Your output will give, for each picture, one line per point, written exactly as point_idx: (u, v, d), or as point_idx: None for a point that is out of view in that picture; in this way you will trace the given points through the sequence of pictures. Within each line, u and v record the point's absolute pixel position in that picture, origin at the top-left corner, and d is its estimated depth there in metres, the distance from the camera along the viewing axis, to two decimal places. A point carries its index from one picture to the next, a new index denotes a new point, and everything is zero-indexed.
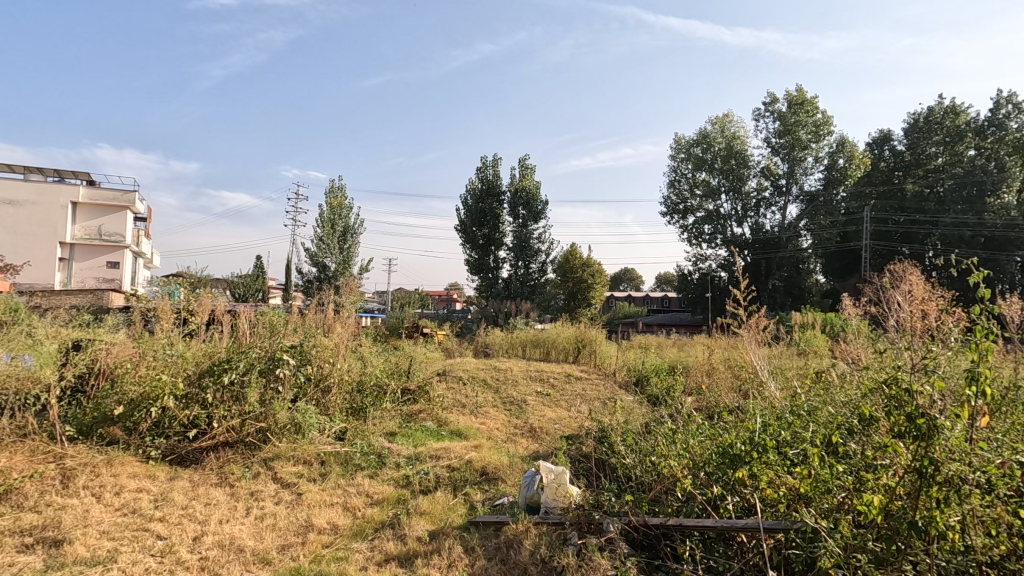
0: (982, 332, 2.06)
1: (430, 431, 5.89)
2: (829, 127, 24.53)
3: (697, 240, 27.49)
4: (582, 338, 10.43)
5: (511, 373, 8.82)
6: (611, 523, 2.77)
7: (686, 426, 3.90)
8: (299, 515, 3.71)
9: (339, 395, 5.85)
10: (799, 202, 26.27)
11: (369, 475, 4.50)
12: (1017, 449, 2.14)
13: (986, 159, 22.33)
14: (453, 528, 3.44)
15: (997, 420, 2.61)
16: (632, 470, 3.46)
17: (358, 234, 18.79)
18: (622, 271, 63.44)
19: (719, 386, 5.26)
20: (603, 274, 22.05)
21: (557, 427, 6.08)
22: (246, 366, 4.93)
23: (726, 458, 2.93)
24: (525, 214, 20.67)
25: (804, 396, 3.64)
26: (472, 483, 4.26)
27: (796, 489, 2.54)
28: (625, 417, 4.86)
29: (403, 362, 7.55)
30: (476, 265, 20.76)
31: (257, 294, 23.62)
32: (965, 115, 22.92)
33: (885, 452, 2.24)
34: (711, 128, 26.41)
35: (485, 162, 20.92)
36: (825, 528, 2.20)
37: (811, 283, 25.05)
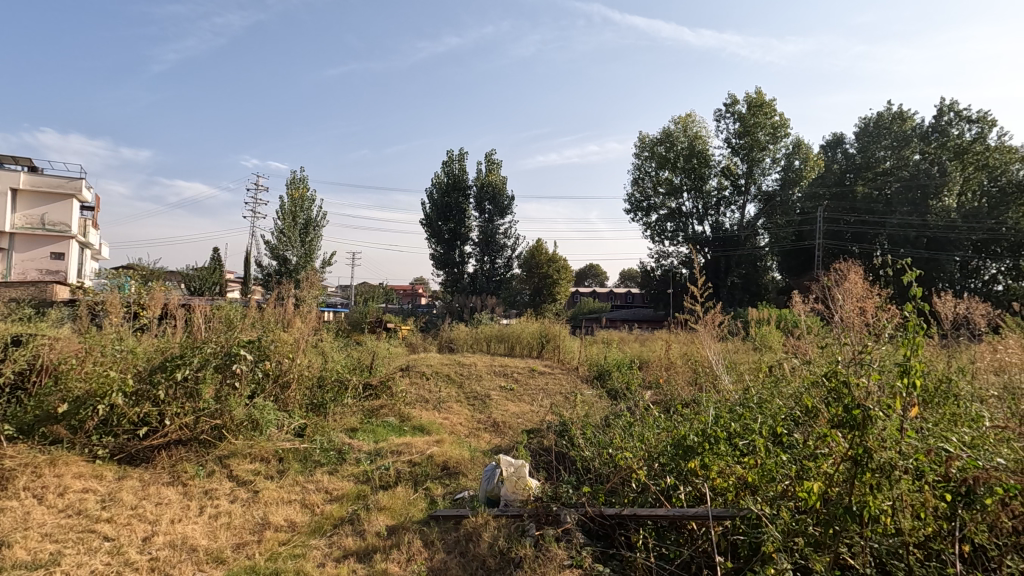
0: (914, 327, 2.19)
1: (393, 426, 5.88)
2: (786, 129, 25.33)
3: (659, 237, 28.05)
4: (546, 333, 10.57)
5: (475, 368, 8.82)
6: (568, 515, 2.84)
7: (643, 419, 4.02)
8: (255, 513, 3.64)
9: (299, 391, 5.74)
10: (757, 201, 26.98)
11: (329, 471, 4.45)
12: (946, 437, 2.30)
13: (930, 163, 23.46)
14: (413, 522, 3.44)
15: (929, 409, 2.78)
16: (591, 463, 3.53)
17: (320, 227, 18.40)
18: (588, 267, 64.22)
19: (677, 379, 5.40)
20: (568, 271, 22.33)
21: (520, 421, 6.14)
22: (201, 362, 4.81)
23: (680, 450, 3.02)
24: (490, 209, 20.67)
25: (755, 389, 3.81)
26: (433, 478, 4.27)
27: (744, 478, 2.66)
28: (585, 411, 4.94)
29: (365, 357, 7.47)
30: (442, 260, 20.63)
31: (215, 288, 22.88)
32: (911, 121, 24.45)
33: (825, 442, 2.35)
34: (674, 127, 26.80)
35: (451, 155, 20.81)
36: (769, 514, 2.32)
37: (768, 280, 25.86)
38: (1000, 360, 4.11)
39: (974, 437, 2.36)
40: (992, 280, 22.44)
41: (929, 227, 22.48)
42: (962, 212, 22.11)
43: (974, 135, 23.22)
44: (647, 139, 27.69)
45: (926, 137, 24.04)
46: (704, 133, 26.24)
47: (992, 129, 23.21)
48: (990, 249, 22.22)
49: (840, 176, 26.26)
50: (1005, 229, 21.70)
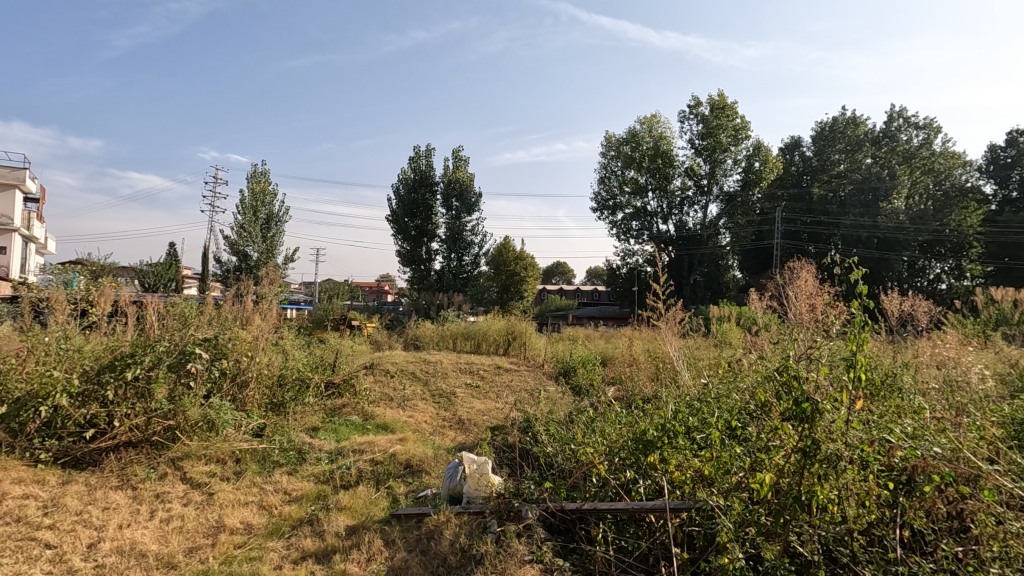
0: (859, 325, 2.28)
1: (355, 425, 5.81)
2: (747, 131, 25.97)
3: (625, 235, 28.48)
4: (512, 330, 10.62)
5: (441, 366, 8.76)
6: (529, 510, 2.86)
7: (605, 414, 4.07)
8: (210, 516, 3.53)
9: (257, 390, 5.58)
10: (719, 201, 27.49)
11: (288, 472, 4.36)
12: (891, 429, 2.41)
13: (881, 167, 24.60)
14: (374, 522, 3.40)
15: (876, 402, 2.89)
16: (554, 458, 3.56)
17: (283, 222, 17.96)
18: (555, 265, 64.77)
19: (639, 376, 5.48)
20: (535, 268, 22.40)
21: (485, 418, 6.13)
22: (153, 361, 4.61)
23: (640, 444, 3.07)
24: (458, 206, 20.55)
25: (713, 384, 3.91)
26: (396, 476, 4.24)
27: (701, 472, 2.72)
28: (549, 407, 4.97)
29: (328, 356, 7.34)
30: (408, 256, 20.50)
31: (172, 284, 22.14)
32: (864, 126, 25.47)
33: (777, 434, 2.43)
34: (639, 127, 27.14)
35: (418, 152, 20.61)
36: (723, 506, 2.38)
37: (729, 278, 26.55)
38: (939, 354, 4.35)
39: (916, 428, 2.48)
40: (936, 279, 23.53)
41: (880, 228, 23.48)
42: (910, 214, 23.19)
43: (920, 141, 24.60)
44: (613, 139, 27.99)
45: (877, 142, 25.25)
46: (669, 133, 26.66)
47: (938, 136, 24.50)
48: (935, 250, 23.38)
49: (797, 178, 27.16)
50: (948, 231, 22.76)
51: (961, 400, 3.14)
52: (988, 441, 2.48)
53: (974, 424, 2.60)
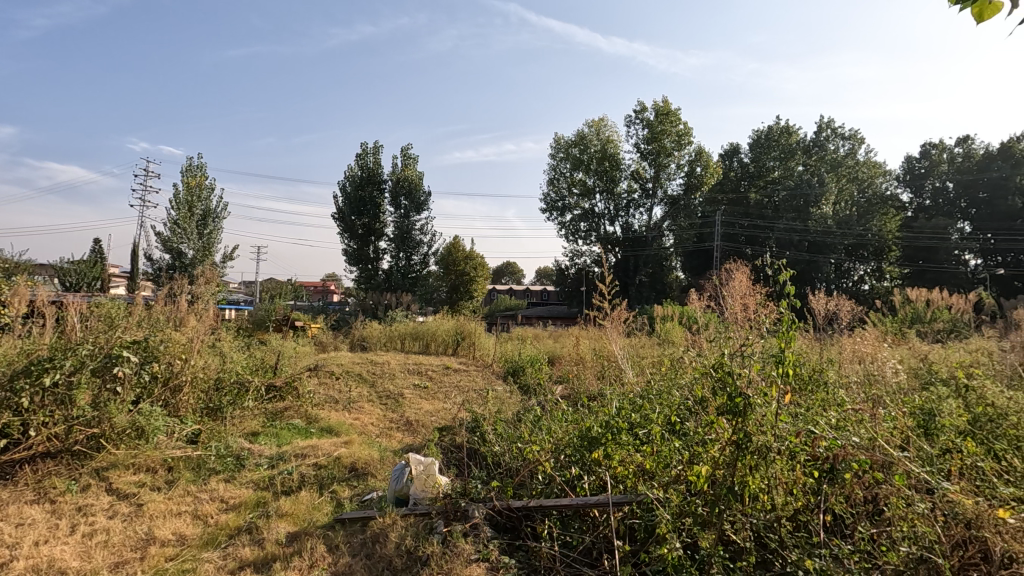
0: (788, 323, 2.42)
1: (298, 429, 5.65)
2: (690, 137, 26.89)
3: (573, 236, 28.93)
4: (461, 330, 10.58)
5: (388, 367, 8.64)
6: (476, 509, 2.86)
7: (552, 413, 4.12)
8: (138, 528, 3.34)
9: (192, 395, 5.31)
10: (663, 204, 28.32)
11: (225, 479, 4.18)
12: (815, 420, 2.57)
13: (811, 174, 26.08)
14: (317, 527, 3.32)
15: (803, 395, 3.08)
16: (501, 457, 3.58)
17: (221, 219, 17.19)
18: (505, 265, 65.02)
19: (585, 373, 5.59)
20: (485, 268, 22.38)
21: (433, 419, 6.09)
22: (75, 365, 4.28)
23: (585, 441, 3.14)
24: (406, 204, 20.29)
25: (655, 381, 4.06)
26: (340, 480, 4.15)
27: (642, 465, 2.81)
28: (498, 407, 4.99)
29: (269, 358, 7.10)
30: (355, 255, 20.07)
31: (97, 283, 20.75)
32: (796, 135, 26.86)
33: (713, 428, 2.56)
34: (587, 130, 27.57)
35: (365, 148, 20.19)
36: (662, 499, 2.47)
37: (672, 279, 27.42)
38: (860, 349, 4.68)
39: (839, 419, 2.67)
40: (860, 280, 25.03)
41: (810, 232, 24.84)
42: (837, 219, 24.70)
43: (846, 151, 26.28)
44: (562, 140, 28.33)
45: (808, 151, 26.77)
46: (616, 137, 27.24)
47: (862, 146, 26.24)
48: (858, 253, 24.98)
49: (736, 183, 28.37)
50: (870, 235, 24.41)
51: (877, 393, 3.39)
52: (900, 430, 2.69)
53: (889, 414, 2.81)
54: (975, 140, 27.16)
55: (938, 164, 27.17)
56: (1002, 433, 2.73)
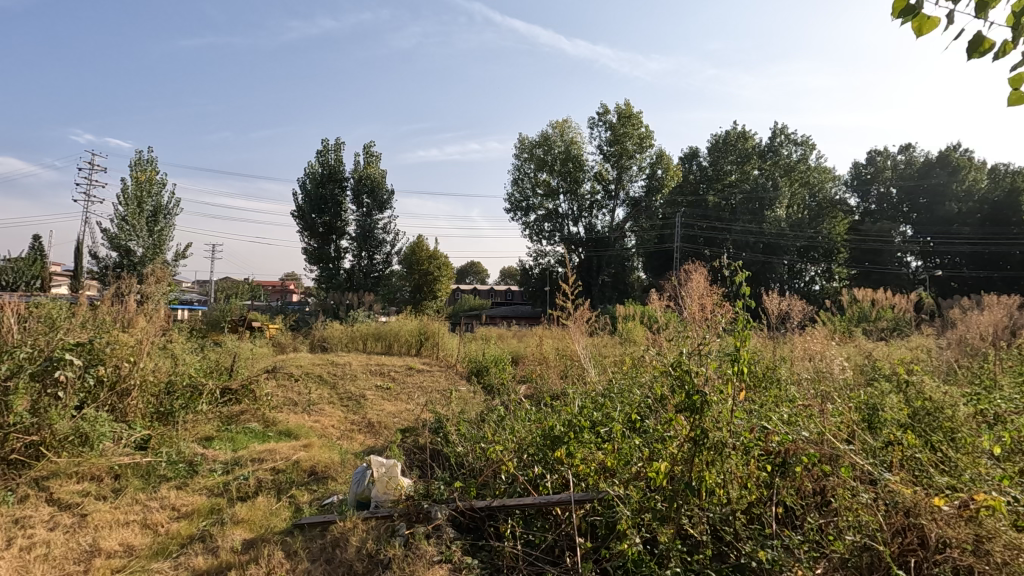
0: (743, 322, 2.51)
1: (255, 432, 5.50)
2: (651, 140, 27.42)
3: (537, 237, 29.09)
4: (425, 330, 10.50)
5: (349, 368, 8.50)
6: (439, 511, 2.85)
7: (515, 413, 4.12)
8: (81, 540, 3.18)
9: (141, 399, 5.07)
10: (625, 205, 28.76)
11: (177, 486, 4.03)
12: (768, 416, 2.67)
13: (766, 178, 27.01)
14: (274, 533, 3.24)
15: (757, 391, 3.18)
16: (464, 458, 3.57)
17: (173, 215, 16.53)
18: (469, 265, 64.81)
19: (548, 373, 5.64)
20: (449, 268, 22.24)
21: (396, 420, 6.03)
22: (11, 369, 4.07)
23: (548, 440, 3.16)
24: (369, 202, 19.98)
25: (616, 380, 4.13)
26: (299, 484, 4.06)
27: (603, 463, 2.86)
28: (461, 408, 4.96)
29: (224, 360, 6.88)
30: (316, 254, 19.64)
31: (36, 282, 19.63)
32: (752, 140, 27.74)
33: (671, 425, 2.63)
34: (551, 131, 27.76)
35: (326, 145, 19.77)
36: (622, 496, 2.51)
37: (634, 279, 27.86)
38: (809, 347, 4.87)
39: (790, 415, 2.78)
40: (811, 281, 25.95)
41: (765, 234, 25.64)
42: (790, 222, 25.61)
43: (799, 156, 27.34)
44: (526, 141, 28.43)
45: (763, 155, 27.70)
46: (580, 138, 27.53)
47: (813, 152, 27.33)
48: (810, 254, 25.96)
49: (695, 186, 29.08)
50: (821, 237, 25.40)
51: (825, 389, 3.55)
52: (846, 424, 2.81)
53: (836, 409, 2.94)
54: (916, 149, 28.77)
55: (883, 171, 28.85)
56: (938, 425, 2.90)
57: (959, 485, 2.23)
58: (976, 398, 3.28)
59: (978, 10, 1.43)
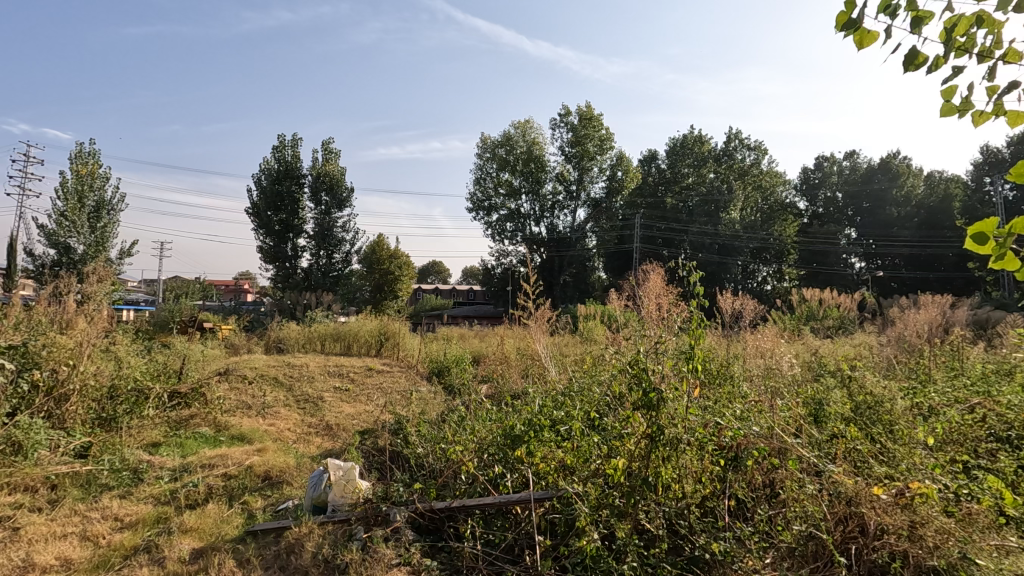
0: (697, 320, 2.59)
1: (206, 437, 5.30)
2: (611, 142, 27.85)
3: (499, 236, 29.09)
4: (385, 330, 10.33)
5: (306, 369, 8.29)
6: (398, 513, 2.83)
7: (476, 412, 4.11)
8: (13, 555, 2.99)
9: (82, 405, 4.80)
10: (586, 206, 29.09)
11: (120, 495, 3.84)
12: (720, 411, 2.75)
13: (722, 181, 27.85)
14: (226, 541, 3.13)
15: (711, 388, 3.28)
16: (424, 459, 3.54)
17: (117, 211, 15.75)
18: (431, 264, 64.28)
19: (509, 373, 5.64)
20: (410, 267, 21.99)
21: (355, 422, 5.92)
22: None
23: (508, 439, 3.17)
24: (328, 200, 19.56)
25: (575, 379, 4.17)
26: (252, 490, 3.94)
27: (562, 462, 2.89)
28: (422, 408, 4.90)
29: (172, 362, 6.60)
30: (272, 253, 19.08)
31: None
32: (708, 144, 28.54)
33: (629, 422, 2.68)
34: (513, 131, 27.83)
35: (282, 141, 19.24)
36: (581, 493, 2.54)
37: (595, 279, 28.15)
38: (760, 345, 5.02)
39: (742, 410, 2.88)
40: (763, 281, 26.88)
41: (720, 236, 26.35)
42: (743, 224, 26.45)
43: (752, 161, 28.30)
44: (488, 140, 28.41)
45: (718, 159, 28.55)
46: (541, 139, 27.70)
47: (766, 157, 28.33)
48: (762, 255, 26.60)
49: (654, 188, 29.69)
50: (772, 239, 26.29)
51: (775, 386, 3.68)
52: (794, 419, 2.93)
53: (785, 404, 3.05)
54: (860, 155, 30.22)
55: (829, 176, 30.06)
56: (878, 418, 3.06)
57: (896, 475, 2.36)
58: (912, 393, 3.46)
59: (914, 26, 1.50)
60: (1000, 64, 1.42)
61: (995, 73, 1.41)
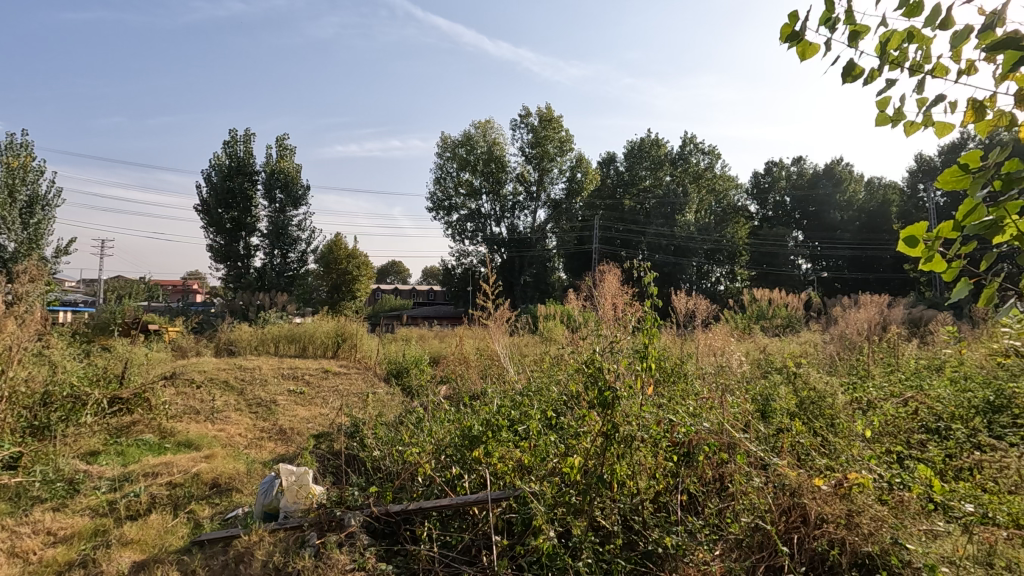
0: (650, 320, 2.66)
1: (149, 445, 5.07)
2: (571, 144, 28.15)
3: (460, 236, 28.94)
4: (342, 331, 10.12)
5: (259, 372, 8.03)
6: (352, 518, 2.77)
7: (434, 414, 4.08)
8: None
9: (11, 412, 4.50)
10: (546, 207, 29.30)
11: (53, 508, 3.63)
12: (672, 408, 2.83)
13: (677, 184, 28.58)
14: (170, 552, 3.01)
15: (665, 385, 3.37)
16: (381, 462, 3.49)
17: (52, 207, 14.88)
18: (391, 264, 63.50)
19: (469, 373, 5.61)
20: (369, 267, 21.59)
21: (311, 425, 5.77)
22: None
23: (466, 440, 3.15)
24: (282, 198, 19.01)
25: (533, 378, 4.19)
26: (199, 499, 3.79)
27: (520, 461, 2.90)
28: (379, 411, 4.83)
29: (114, 365, 6.27)
30: (223, 252, 18.38)
31: None
32: (664, 147, 29.23)
33: (585, 421, 2.73)
34: (474, 131, 27.75)
35: (234, 136, 18.57)
36: (538, 492, 2.55)
37: (555, 279, 28.33)
38: (712, 344, 5.16)
39: (694, 407, 2.96)
40: (716, 282, 27.69)
41: (675, 237, 26.95)
42: (698, 226, 27.15)
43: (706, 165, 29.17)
44: (449, 140, 28.25)
45: (674, 162, 29.29)
46: (502, 140, 27.72)
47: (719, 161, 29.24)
48: (716, 256, 27.28)
49: (612, 190, 30.17)
50: (725, 241, 27.10)
51: (726, 382, 3.81)
52: (743, 415, 3.03)
53: (735, 401, 3.16)
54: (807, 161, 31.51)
55: (778, 180, 31.22)
56: (821, 412, 3.20)
57: (835, 466, 2.49)
58: (852, 388, 3.65)
59: (849, 40, 1.57)
60: (929, 78, 1.51)
61: (923, 87, 1.49)
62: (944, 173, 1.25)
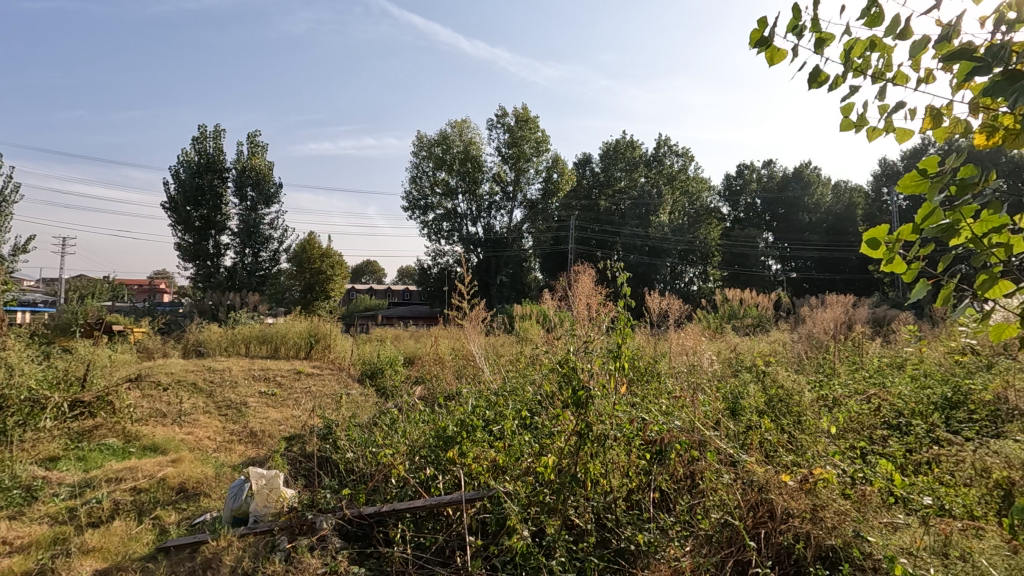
0: (624, 320, 2.70)
1: (113, 449, 4.92)
2: (547, 145, 28.26)
3: (436, 236, 28.79)
4: (315, 332, 9.98)
5: (229, 374, 7.85)
6: (324, 520, 2.74)
7: (408, 414, 4.05)
8: None
9: None
10: (523, 207, 29.34)
11: (9, 516, 3.48)
12: (644, 407, 2.87)
13: (651, 186, 28.94)
14: (134, 560, 2.92)
15: (638, 384, 3.41)
16: (354, 463, 3.45)
17: (10, 203, 14.32)
18: (366, 263, 62.84)
19: (444, 374, 5.59)
20: (343, 266, 21.30)
21: (283, 427, 5.67)
22: None
23: (439, 440, 3.14)
24: (254, 196, 18.63)
25: (508, 378, 4.20)
26: (164, 504, 3.69)
27: (494, 461, 2.91)
28: (352, 412, 4.77)
29: (75, 368, 6.06)
30: (191, 250, 17.92)
31: None
32: (639, 149, 29.58)
33: (559, 420, 2.75)
34: (450, 130, 27.65)
35: (203, 132, 18.13)
36: (512, 491, 2.56)
37: (531, 280, 28.41)
38: (684, 343, 5.25)
39: (666, 405, 3.01)
40: (689, 282, 27.98)
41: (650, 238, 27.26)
42: (672, 228, 27.52)
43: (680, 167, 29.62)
44: (424, 139, 28.09)
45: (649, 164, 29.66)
46: (478, 139, 27.69)
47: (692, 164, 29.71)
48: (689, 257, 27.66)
49: (588, 191, 30.40)
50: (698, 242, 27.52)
51: (697, 381, 3.88)
52: (714, 413, 3.09)
53: (705, 399, 3.22)
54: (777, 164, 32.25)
55: (750, 183, 31.87)
56: (788, 409, 3.28)
57: (801, 462, 2.57)
58: (819, 386, 3.75)
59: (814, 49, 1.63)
60: (889, 86, 1.56)
61: (884, 94, 1.54)
62: (904, 177, 1.29)
